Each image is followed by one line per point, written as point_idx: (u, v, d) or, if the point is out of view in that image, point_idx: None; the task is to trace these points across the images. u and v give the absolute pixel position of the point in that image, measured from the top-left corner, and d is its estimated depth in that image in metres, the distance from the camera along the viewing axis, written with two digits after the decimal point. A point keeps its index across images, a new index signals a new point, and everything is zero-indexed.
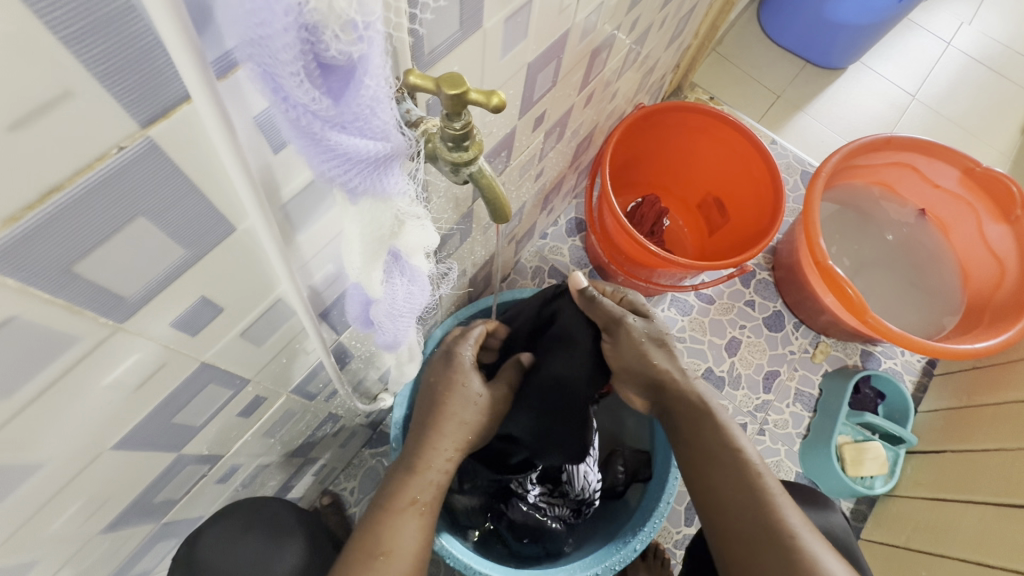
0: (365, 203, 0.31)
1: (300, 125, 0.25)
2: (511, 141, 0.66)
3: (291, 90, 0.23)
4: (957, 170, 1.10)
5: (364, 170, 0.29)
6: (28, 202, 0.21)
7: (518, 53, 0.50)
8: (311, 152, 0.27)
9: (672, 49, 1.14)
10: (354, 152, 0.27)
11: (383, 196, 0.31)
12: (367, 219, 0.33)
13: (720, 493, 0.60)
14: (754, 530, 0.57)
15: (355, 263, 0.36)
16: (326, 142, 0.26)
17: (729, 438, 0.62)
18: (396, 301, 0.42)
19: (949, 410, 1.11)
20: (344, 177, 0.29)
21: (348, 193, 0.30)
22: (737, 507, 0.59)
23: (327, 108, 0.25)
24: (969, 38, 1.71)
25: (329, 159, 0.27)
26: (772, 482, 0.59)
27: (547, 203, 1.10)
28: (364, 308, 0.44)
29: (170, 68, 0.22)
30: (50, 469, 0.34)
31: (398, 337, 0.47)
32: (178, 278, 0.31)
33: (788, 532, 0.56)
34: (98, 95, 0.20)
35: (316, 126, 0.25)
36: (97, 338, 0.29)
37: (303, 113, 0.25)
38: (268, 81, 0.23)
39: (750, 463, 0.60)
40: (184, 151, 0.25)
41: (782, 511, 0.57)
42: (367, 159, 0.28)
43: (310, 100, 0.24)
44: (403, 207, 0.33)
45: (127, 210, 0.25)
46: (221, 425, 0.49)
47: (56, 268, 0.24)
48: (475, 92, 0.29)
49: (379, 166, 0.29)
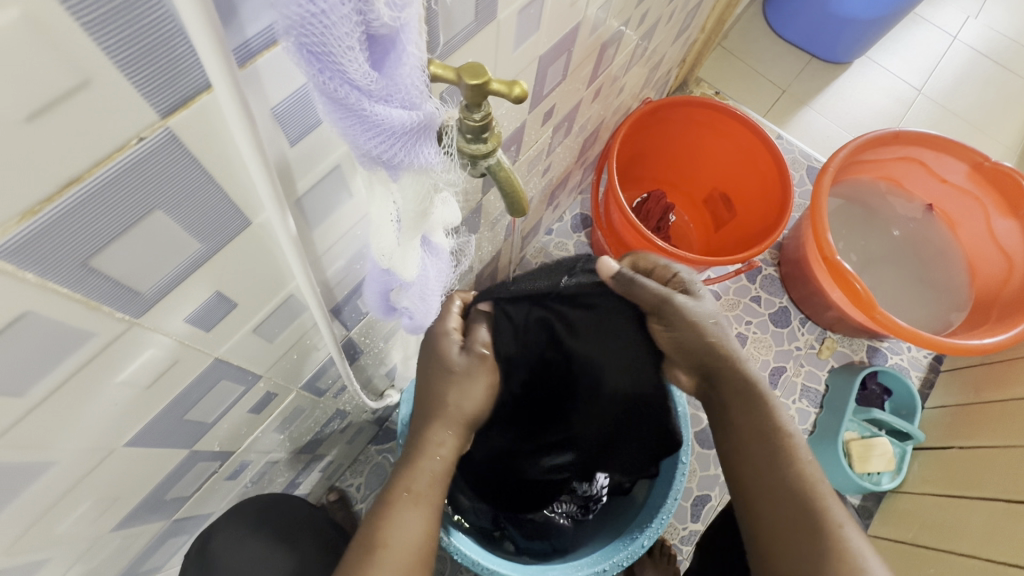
0: (405, 179, 0.31)
1: (345, 101, 0.25)
2: (520, 136, 0.65)
3: (341, 64, 0.23)
4: (965, 164, 1.09)
5: (408, 144, 0.28)
6: (46, 195, 0.20)
7: (531, 46, 0.50)
8: (355, 130, 0.26)
9: (679, 43, 1.13)
10: (398, 125, 0.27)
11: (424, 168, 0.30)
12: (409, 194, 0.32)
13: (764, 475, 0.57)
14: (797, 515, 0.53)
15: (389, 247, 0.38)
16: (371, 117, 0.26)
17: (776, 419, 0.59)
18: (429, 283, 0.44)
19: (956, 406, 1.10)
20: (387, 153, 0.28)
21: (387, 169, 0.30)
22: (780, 490, 0.55)
23: (371, 81, 0.25)
24: (975, 32, 1.70)
25: (374, 135, 0.27)
26: (817, 474, 0.56)
27: (552, 199, 1.09)
28: (385, 295, 0.45)
29: (191, 55, 0.21)
30: (62, 466, 0.34)
31: (424, 317, 0.49)
32: (192, 273, 0.30)
33: (832, 521, 0.52)
34: (117, 85, 0.20)
35: (363, 102, 0.25)
36: (112, 334, 0.29)
37: (350, 89, 0.24)
38: (314, 61, 0.23)
39: (799, 451, 0.57)
40: (203, 143, 0.25)
41: (826, 502, 0.53)
42: (410, 132, 0.28)
43: (359, 73, 0.24)
44: (439, 177, 0.32)
45: (144, 203, 0.25)
46: (232, 422, 0.49)
47: (72, 263, 0.24)
48: (496, 82, 0.29)
49: (421, 140, 0.29)
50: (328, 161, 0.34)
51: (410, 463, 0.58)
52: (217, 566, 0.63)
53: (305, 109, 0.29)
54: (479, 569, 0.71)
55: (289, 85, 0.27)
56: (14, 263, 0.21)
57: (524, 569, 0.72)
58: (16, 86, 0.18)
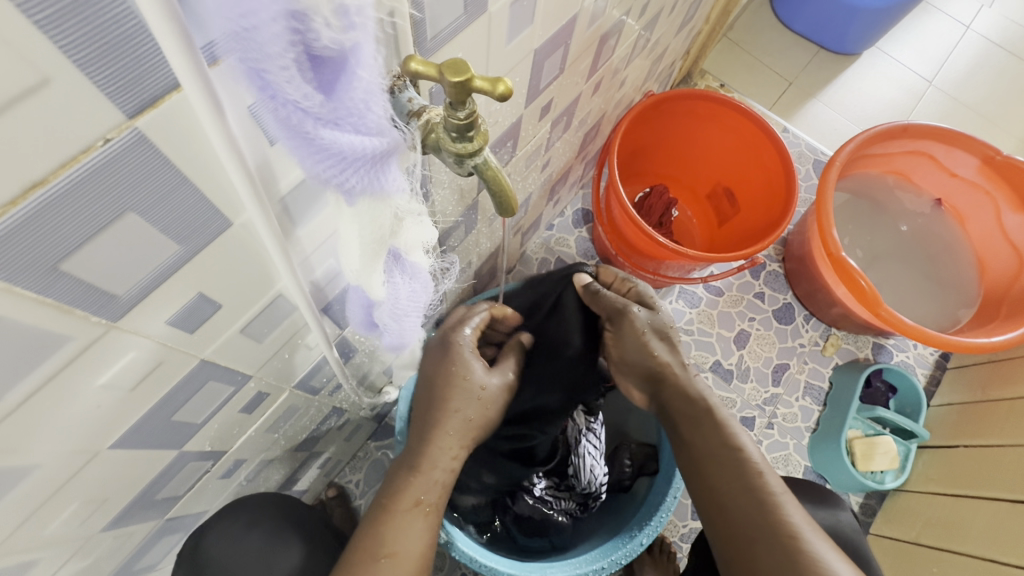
0: (362, 205, 0.30)
1: (291, 124, 0.24)
2: (516, 131, 0.64)
3: (281, 86, 0.22)
4: (976, 159, 1.07)
5: (362, 170, 0.27)
6: (9, 198, 0.20)
7: (525, 39, 0.49)
8: (304, 154, 0.26)
9: (682, 34, 1.11)
10: (350, 151, 0.26)
11: (381, 194, 0.29)
12: (366, 221, 0.31)
13: (722, 491, 0.58)
14: (756, 530, 0.55)
15: (355, 265, 0.35)
16: (319, 141, 0.25)
17: (730, 436, 0.60)
18: (399, 301, 0.41)
19: (962, 405, 1.09)
20: (339, 179, 0.27)
21: (344, 195, 0.29)
22: (738, 506, 0.57)
23: (319, 104, 0.24)
24: (988, 22, 1.66)
25: (324, 161, 0.26)
26: (773, 481, 0.57)
27: (553, 194, 1.08)
28: (366, 311, 0.43)
29: (157, 53, 0.20)
30: (47, 470, 0.33)
31: (402, 337, 0.47)
32: (174, 274, 0.30)
33: (790, 531, 0.54)
34: (78, 84, 0.19)
35: (309, 125, 0.24)
36: (89, 337, 0.28)
37: (295, 111, 0.23)
38: (256, 77, 0.22)
39: (752, 461, 0.59)
40: (175, 141, 0.24)
41: (785, 510, 0.55)
42: (364, 157, 0.26)
43: (301, 95, 0.23)
44: (400, 205, 0.31)
45: (115, 205, 0.24)
46: (223, 422, 0.49)
47: (42, 267, 0.23)
48: (479, 79, 0.28)
49: (376, 165, 0.28)
50: None
51: (403, 467, 0.57)
52: (212, 564, 0.63)
53: None
54: (478, 566, 0.71)
55: None
56: None
57: (523, 567, 0.72)
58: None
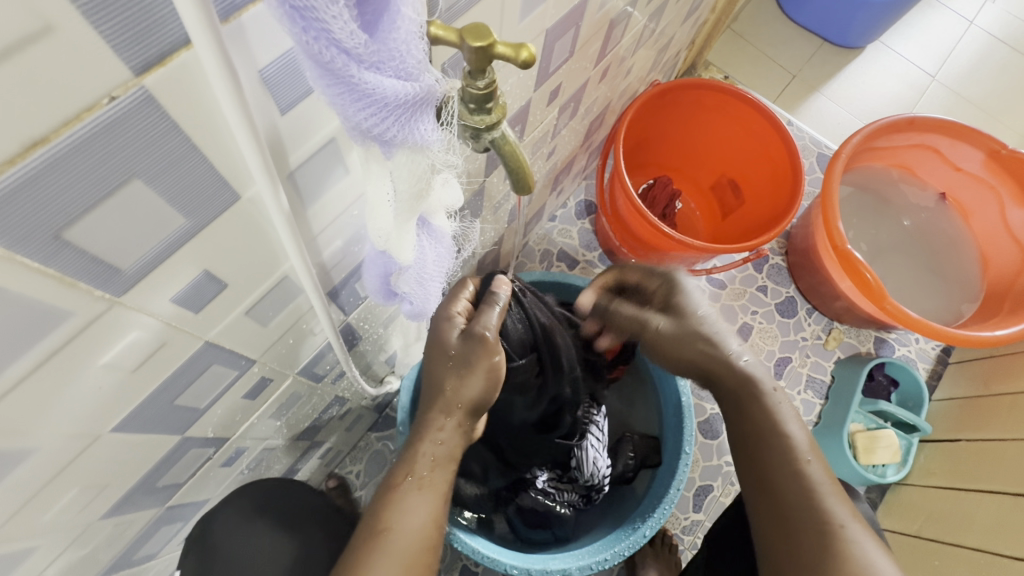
0: (400, 156, 0.29)
1: (332, 67, 0.23)
2: (525, 115, 0.63)
3: (325, 22, 0.21)
4: (981, 152, 1.06)
5: (402, 118, 0.26)
6: (7, 157, 0.19)
7: (537, 18, 0.47)
8: (344, 101, 0.24)
9: (688, 24, 1.09)
10: (391, 95, 0.25)
11: (420, 145, 0.28)
12: (403, 173, 0.30)
13: (766, 474, 0.55)
14: (793, 515, 0.52)
15: (385, 229, 0.35)
16: (361, 85, 0.24)
17: (777, 420, 0.56)
18: (425, 266, 0.42)
19: (965, 398, 1.09)
20: (380, 128, 0.26)
21: (380, 145, 0.28)
22: (777, 491, 0.53)
23: (360, 44, 0.23)
24: (991, 17, 1.65)
25: (365, 108, 0.25)
26: (818, 471, 0.53)
27: (556, 184, 1.06)
28: (384, 280, 0.43)
29: (166, 4, 0.19)
30: (46, 452, 0.32)
31: (423, 304, 0.48)
32: (179, 249, 0.29)
33: (828, 522, 0.50)
34: (83, 34, 0.18)
35: (352, 67, 0.23)
36: (92, 313, 0.27)
37: (336, 52, 0.22)
38: (298, 19, 0.21)
39: (797, 447, 0.55)
40: (183, 105, 0.23)
41: (826, 500, 0.51)
42: (403, 103, 0.26)
43: (346, 34, 0.22)
44: (437, 156, 0.30)
45: (120, 170, 0.23)
46: (226, 408, 0.48)
47: (42, 235, 0.22)
48: (502, 45, 0.27)
49: (416, 114, 0.27)
50: (322, 133, 0.32)
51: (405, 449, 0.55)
52: (215, 553, 0.63)
53: (295, 75, 0.27)
54: (479, 557, 0.70)
55: (277, 45, 0.25)
56: None
57: (524, 560, 0.71)
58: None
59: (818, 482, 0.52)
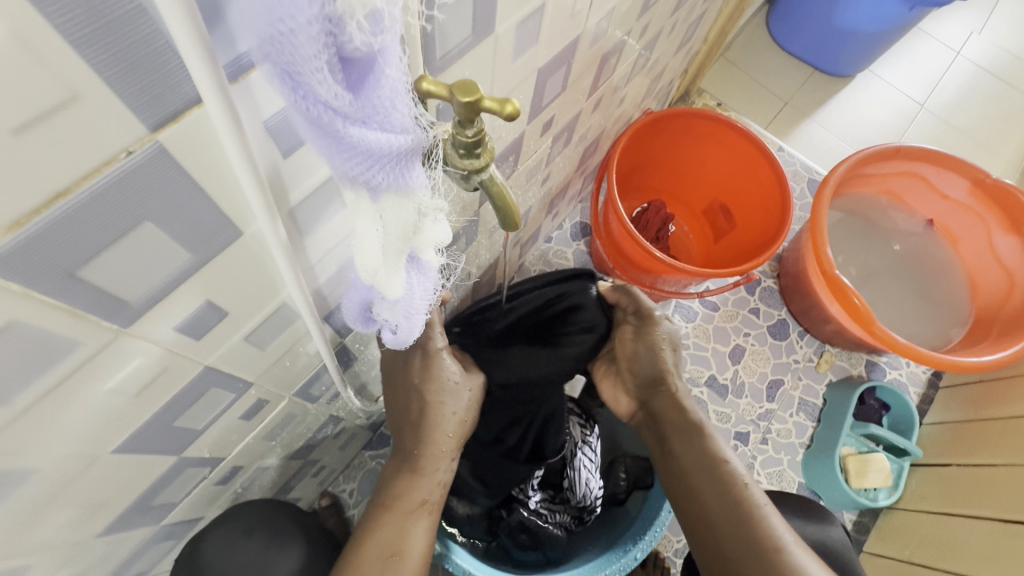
0: (386, 201, 0.31)
1: (320, 121, 0.25)
2: (519, 145, 0.65)
3: (312, 86, 0.23)
4: (967, 181, 1.09)
5: (386, 164, 0.28)
6: (33, 207, 0.21)
7: (530, 58, 0.50)
8: (332, 149, 0.27)
9: (681, 54, 1.13)
10: (376, 146, 0.27)
11: (405, 190, 0.30)
12: (390, 217, 0.32)
13: (715, 506, 0.59)
14: (743, 543, 0.56)
15: (373, 265, 0.35)
16: (347, 138, 0.26)
17: (714, 450, 0.61)
18: (411, 300, 0.42)
19: (955, 423, 1.10)
20: (365, 172, 0.28)
21: (367, 189, 0.30)
22: (724, 521, 0.57)
23: (347, 104, 0.24)
24: (978, 48, 1.70)
25: (351, 155, 0.27)
26: (757, 493, 0.59)
27: (552, 207, 1.09)
28: (364, 306, 0.45)
29: (182, 70, 0.21)
30: (48, 473, 0.34)
31: (406, 334, 0.47)
32: (184, 281, 0.30)
33: (775, 543, 0.55)
34: (106, 100, 0.20)
35: (338, 123, 0.25)
36: (99, 343, 0.29)
37: (324, 110, 0.24)
38: (287, 79, 0.23)
39: (736, 472, 0.60)
40: (192, 154, 0.25)
41: (768, 522, 0.56)
42: (387, 151, 0.27)
43: (331, 96, 0.23)
44: (423, 202, 0.32)
45: (133, 214, 0.25)
46: (223, 428, 0.49)
47: (58, 274, 0.24)
48: (488, 100, 0.29)
49: (401, 161, 0.29)
50: (321, 172, 0.34)
51: (404, 471, 0.58)
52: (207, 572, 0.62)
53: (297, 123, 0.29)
54: None
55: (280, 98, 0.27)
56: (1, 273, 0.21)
57: None
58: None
59: (757, 503, 0.58)
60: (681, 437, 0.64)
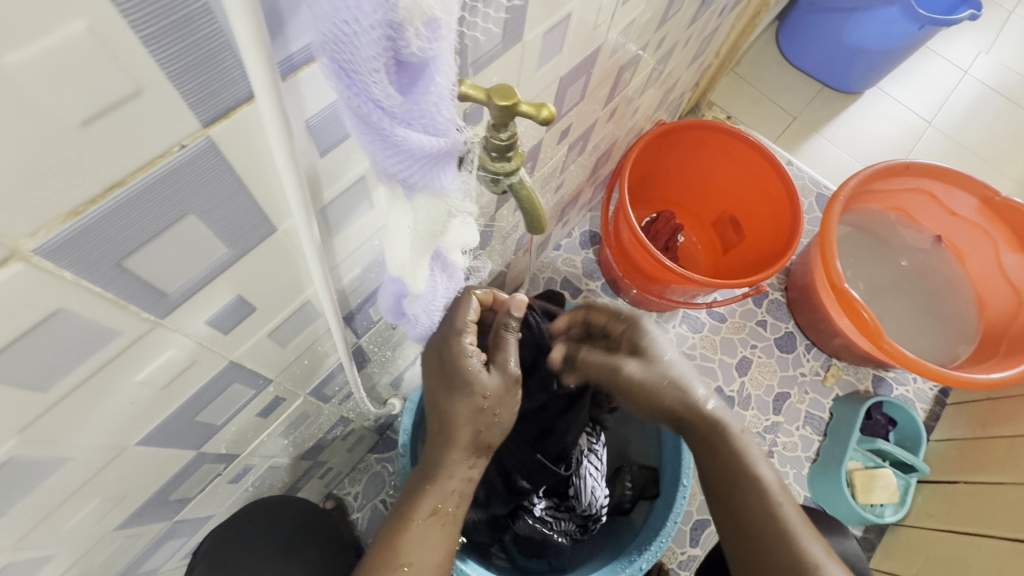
0: (419, 199, 0.32)
1: (368, 120, 0.26)
2: (536, 153, 0.66)
3: (366, 85, 0.24)
4: (976, 199, 1.09)
5: (425, 165, 0.29)
6: (91, 196, 0.21)
7: (552, 67, 0.51)
8: (375, 147, 0.27)
9: (693, 67, 1.14)
10: (418, 148, 0.28)
11: (439, 190, 0.31)
12: (421, 215, 0.33)
13: (753, 526, 0.58)
14: (779, 566, 0.56)
15: (402, 257, 0.37)
16: (393, 138, 0.27)
17: (749, 465, 0.60)
18: (436, 296, 0.45)
19: (963, 440, 1.09)
20: (404, 172, 0.29)
21: (403, 187, 0.31)
22: (761, 541, 0.58)
23: (396, 104, 0.25)
24: (986, 67, 1.72)
25: (393, 154, 0.28)
26: (792, 512, 0.58)
27: (562, 215, 1.10)
28: (397, 299, 0.46)
29: (237, 67, 0.22)
30: (77, 463, 0.34)
31: (426, 327, 0.52)
32: (219, 275, 0.31)
33: (810, 566, 0.55)
34: (168, 94, 0.21)
35: (386, 122, 0.26)
36: (136, 333, 0.29)
37: (374, 109, 0.25)
38: (344, 76, 0.23)
39: (771, 491, 0.59)
40: (238, 149, 0.25)
41: (803, 542, 0.56)
42: (428, 153, 0.28)
43: (384, 96, 0.25)
44: (455, 202, 0.33)
45: (177, 208, 0.25)
46: (241, 425, 0.49)
47: (106, 263, 0.24)
48: (525, 104, 0.30)
49: (438, 162, 0.29)
50: (354, 171, 0.35)
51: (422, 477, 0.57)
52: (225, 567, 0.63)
53: (336, 122, 0.30)
54: None
55: (324, 98, 0.28)
56: (54, 261, 0.22)
57: None
58: (61, 92, 0.18)
59: (792, 521, 0.57)
60: (711, 453, 0.62)
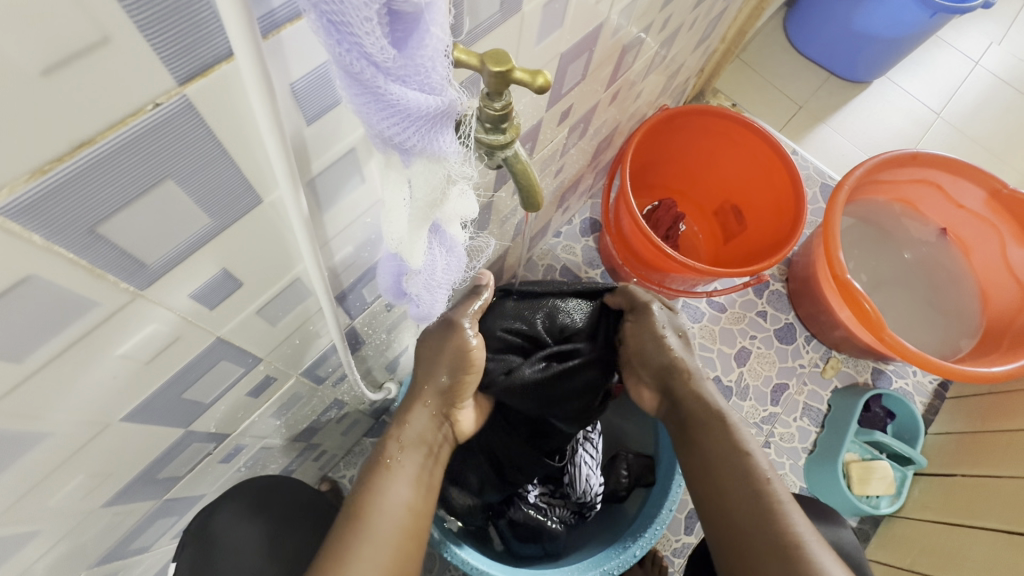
0: (417, 165, 0.30)
1: (361, 78, 0.24)
2: (536, 133, 0.65)
3: (360, 39, 0.23)
4: (982, 191, 1.07)
5: (422, 128, 0.27)
6: (58, 154, 0.20)
7: (553, 42, 0.49)
8: (369, 109, 0.26)
9: (699, 51, 1.12)
10: (414, 108, 0.26)
11: (437, 156, 0.29)
12: (419, 182, 0.31)
13: (729, 508, 0.57)
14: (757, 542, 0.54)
15: (400, 233, 0.36)
16: (387, 96, 0.25)
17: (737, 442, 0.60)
18: (435, 274, 0.43)
19: (961, 434, 1.09)
20: (401, 135, 0.28)
21: (400, 152, 0.29)
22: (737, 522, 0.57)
23: (390, 59, 0.24)
24: (997, 58, 1.69)
25: (389, 117, 0.26)
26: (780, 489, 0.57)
27: (563, 201, 1.08)
28: (398, 280, 0.46)
29: (214, 20, 0.21)
30: (57, 438, 0.33)
31: (430, 308, 0.49)
32: (203, 246, 0.30)
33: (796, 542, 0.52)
34: (137, 45, 0.20)
35: (380, 80, 0.25)
36: (115, 304, 0.28)
37: (367, 65, 0.24)
38: (333, 31, 0.22)
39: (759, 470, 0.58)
40: (217, 112, 0.24)
41: (788, 517, 0.54)
42: (426, 115, 0.27)
43: (377, 50, 0.23)
44: (454, 167, 0.31)
45: (155, 171, 0.24)
46: (231, 404, 0.49)
47: (79, 228, 0.23)
48: (520, 71, 0.29)
49: (436, 125, 0.28)
50: (343, 142, 0.34)
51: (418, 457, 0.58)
52: (219, 545, 0.63)
53: (326, 86, 0.29)
54: (468, 569, 0.69)
55: (310, 61, 0.27)
56: (22, 223, 0.21)
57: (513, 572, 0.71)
58: (21, 35, 0.17)
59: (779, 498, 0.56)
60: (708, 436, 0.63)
